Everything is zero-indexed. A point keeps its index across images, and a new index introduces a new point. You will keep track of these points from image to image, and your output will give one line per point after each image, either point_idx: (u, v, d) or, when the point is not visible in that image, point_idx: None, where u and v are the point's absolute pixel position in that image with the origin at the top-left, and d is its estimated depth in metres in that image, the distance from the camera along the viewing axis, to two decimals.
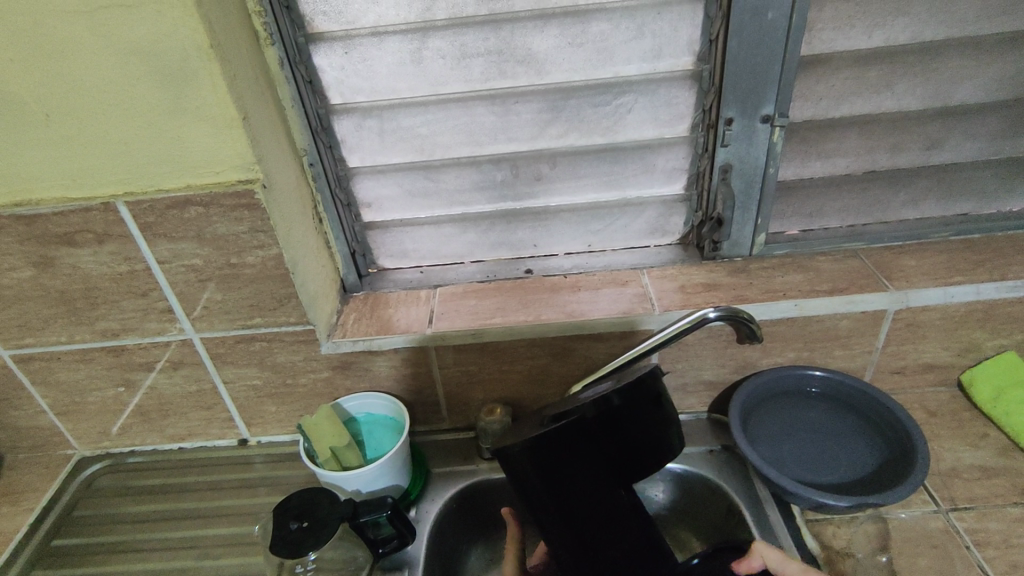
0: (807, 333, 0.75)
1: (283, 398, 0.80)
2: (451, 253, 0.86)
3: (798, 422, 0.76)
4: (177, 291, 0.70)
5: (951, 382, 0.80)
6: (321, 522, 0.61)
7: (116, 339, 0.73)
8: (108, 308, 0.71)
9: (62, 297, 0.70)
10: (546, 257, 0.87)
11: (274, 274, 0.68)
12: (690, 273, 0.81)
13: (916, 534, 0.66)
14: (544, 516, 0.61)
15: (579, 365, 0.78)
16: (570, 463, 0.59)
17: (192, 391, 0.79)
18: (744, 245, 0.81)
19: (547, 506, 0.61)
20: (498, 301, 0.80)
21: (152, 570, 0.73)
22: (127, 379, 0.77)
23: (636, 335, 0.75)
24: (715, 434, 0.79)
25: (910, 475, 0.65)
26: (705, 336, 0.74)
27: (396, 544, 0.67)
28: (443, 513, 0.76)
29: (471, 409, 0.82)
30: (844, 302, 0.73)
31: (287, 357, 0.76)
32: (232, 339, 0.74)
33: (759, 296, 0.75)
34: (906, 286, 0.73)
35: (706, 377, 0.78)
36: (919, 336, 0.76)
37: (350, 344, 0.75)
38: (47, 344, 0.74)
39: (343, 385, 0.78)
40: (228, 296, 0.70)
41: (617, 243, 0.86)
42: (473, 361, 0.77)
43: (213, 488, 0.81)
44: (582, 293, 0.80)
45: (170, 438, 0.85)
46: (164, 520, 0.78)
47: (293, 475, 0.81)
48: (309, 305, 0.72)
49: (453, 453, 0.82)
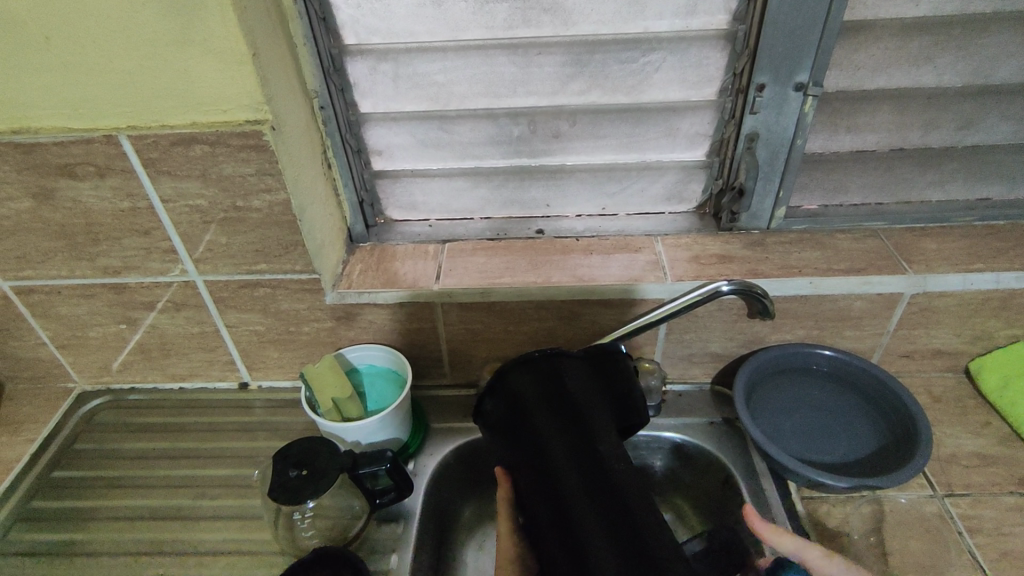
0: (819, 312, 0.74)
1: (285, 345, 0.79)
2: (462, 208, 0.84)
3: (802, 400, 0.75)
4: (180, 231, 0.68)
5: (958, 369, 0.80)
6: (321, 473, 0.61)
7: (118, 276, 0.72)
8: (110, 245, 0.69)
9: (62, 230, 0.68)
10: (558, 218, 0.85)
11: (280, 220, 0.66)
12: (706, 243, 0.79)
13: (910, 517, 0.67)
14: (548, 460, 0.52)
15: (585, 330, 0.77)
16: (568, 396, 0.55)
17: (194, 332, 0.78)
18: (762, 217, 0.79)
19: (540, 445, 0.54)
20: (507, 260, 0.78)
21: (150, 506, 0.73)
22: (129, 317, 0.77)
23: (646, 304, 0.74)
24: (716, 406, 0.79)
25: (910, 460, 0.65)
26: (716, 309, 0.73)
27: (393, 496, 0.67)
28: (441, 467, 0.76)
29: (473, 367, 0.82)
30: (861, 282, 0.71)
31: (291, 304, 0.75)
32: (236, 284, 0.73)
33: (774, 271, 0.73)
34: (925, 270, 0.72)
35: (713, 349, 0.77)
36: (932, 321, 0.75)
37: (355, 295, 0.74)
38: (48, 277, 0.73)
39: (346, 336, 0.78)
40: (233, 240, 0.68)
41: (632, 208, 0.83)
42: (478, 319, 0.76)
43: (214, 429, 0.81)
44: (593, 257, 0.78)
45: (171, 377, 0.85)
46: (164, 458, 0.79)
47: (293, 421, 0.81)
48: (315, 253, 0.71)
49: (453, 409, 0.82)
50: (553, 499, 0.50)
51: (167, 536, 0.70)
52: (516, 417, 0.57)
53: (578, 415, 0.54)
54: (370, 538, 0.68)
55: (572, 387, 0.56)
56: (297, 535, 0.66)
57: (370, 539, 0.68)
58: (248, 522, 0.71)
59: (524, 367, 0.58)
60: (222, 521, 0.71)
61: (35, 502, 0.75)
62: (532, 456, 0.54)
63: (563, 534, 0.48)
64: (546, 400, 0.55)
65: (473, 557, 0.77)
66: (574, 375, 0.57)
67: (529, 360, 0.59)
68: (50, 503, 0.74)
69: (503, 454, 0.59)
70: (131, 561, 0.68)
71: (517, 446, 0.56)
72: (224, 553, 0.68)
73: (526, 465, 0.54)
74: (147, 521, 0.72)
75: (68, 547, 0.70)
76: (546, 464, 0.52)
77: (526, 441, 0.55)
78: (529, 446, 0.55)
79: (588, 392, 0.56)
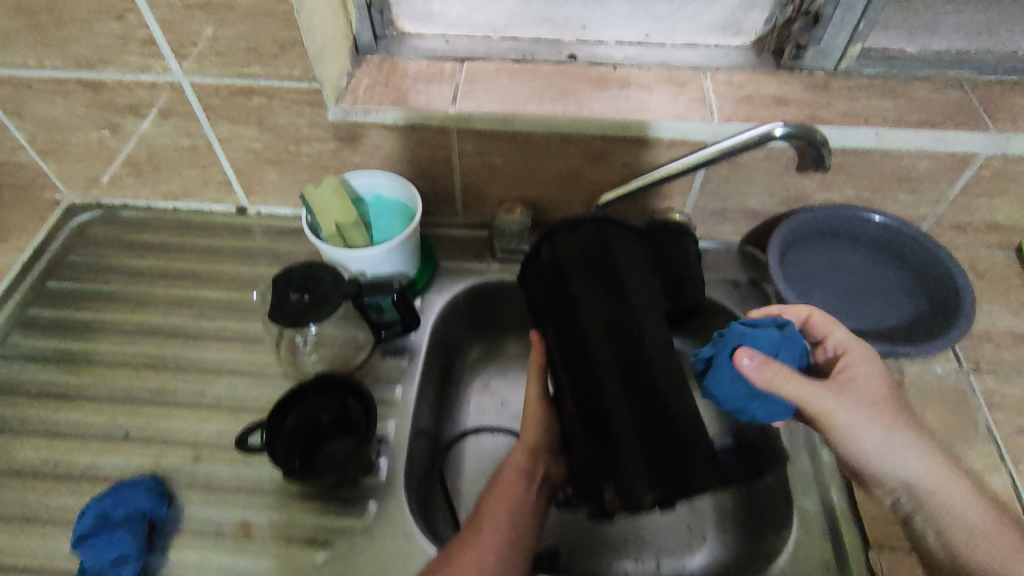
0: (877, 170, 0.66)
1: (285, 167, 0.73)
2: (485, 23, 0.74)
3: (838, 265, 0.71)
4: (159, 17, 0.58)
5: (1010, 245, 0.74)
6: (324, 298, 0.57)
7: (93, 71, 0.64)
8: (80, 30, 0.60)
9: (21, 7, 0.58)
10: (595, 43, 0.74)
11: (275, 10, 0.57)
12: (761, 82, 0.69)
13: (931, 387, 0.65)
14: (584, 332, 0.50)
15: (614, 173, 0.70)
16: (612, 267, 0.52)
17: (185, 145, 0.71)
18: (831, 55, 0.68)
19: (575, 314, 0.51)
20: (533, 86, 0.69)
21: (150, 323, 0.71)
22: (112, 123, 0.69)
23: (685, 147, 0.66)
24: (744, 265, 0.75)
25: (946, 332, 0.62)
26: (764, 158, 0.65)
27: (399, 331, 0.66)
28: (449, 306, 0.73)
29: (487, 206, 0.76)
30: (933, 137, 0.63)
31: (290, 119, 0.67)
32: (227, 90, 0.64)
33: (836, 118, 0.64)
34: (1011, 129, 0.63)
35: (750, 204, 0.71)
36: (999, 190, 0.67)
37: (361, 113, 0.66)
38: (14, 67, 0.64)
39: (350, 161, 0.71)
40: (220, 33, 0.59)
41: (680, 37, 0.73)
42: (497, 152, 0.69)
43: (212, 252, 0.78)
44: (631, 90, 0.68)
45: (165, 195, 0.79)
46: (161, 277, 0.76)
47: (295, 250, 0.77)
48: (315, 58, 0.61)
49: (464, 249, 0.77)
50: (585, 371, 0.50)
51: (168, 352, 0.69)
52: (552, 284, 0.53)
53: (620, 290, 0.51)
54: (375, 367, 0.66)
55: (620, 258, 0.52)
56: (300, 357, 0.65)
57: (375, 369, 0.66)
58: (250, 345, 0.69)
59: (571, 235, 0.54)
60: (224, 342, 0.69)
61: (32, 310, 0.72)
62: (566, 327, 0.52)
63: (592, 405, 0.49)
64: (590, 269, 0.52)
65: (477, 397, 0.78)
66: (623, 250, 0.53)
67: (578, 225, 0.54)
68: (47, 312, 0.72)
69: (536, 317, 0.57)
70: (133, 373, 0.67)
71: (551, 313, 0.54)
72: (226, 372, 0.67)
73: (560, 333, 0.53)
74: (148, 337, 0.70)
75: (68, 355, 0.69)
76: (581, 338, 0.51)
77: (561, 311, 0.52)
78: (564, 315, 0.52)
79: (636, 264, 0.52)
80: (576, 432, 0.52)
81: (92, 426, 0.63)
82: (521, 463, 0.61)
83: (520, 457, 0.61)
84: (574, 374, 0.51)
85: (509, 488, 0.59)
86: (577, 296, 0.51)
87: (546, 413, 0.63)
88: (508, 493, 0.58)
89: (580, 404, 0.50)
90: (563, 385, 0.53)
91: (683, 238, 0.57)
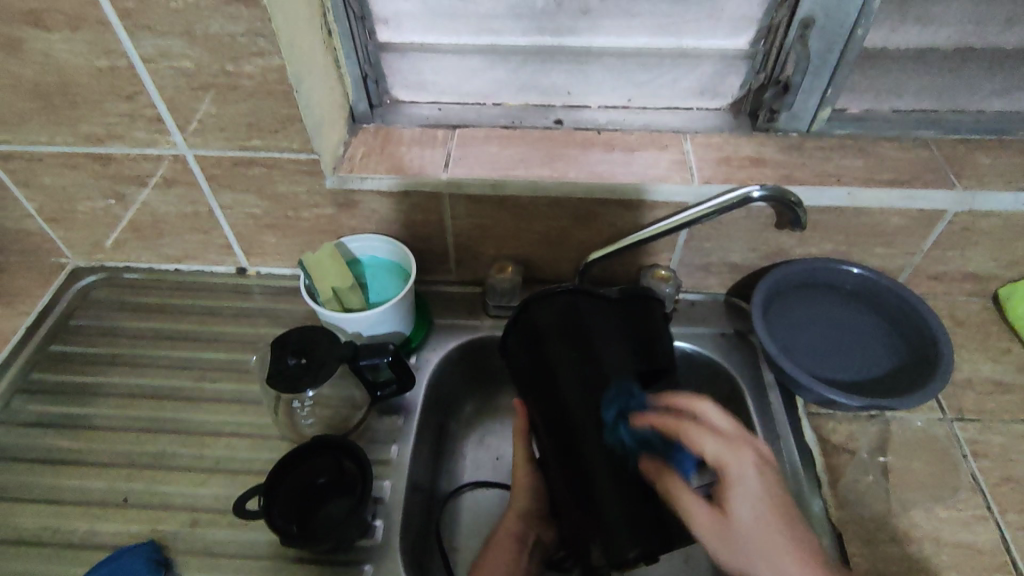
0: (852, 226, 0.69)
1: (284, 231, 0.75)
2: (475, 91, 0.77)
3: (820, 316, 0.73)
4: (166, 97, 0.62)
5: (985, 294, 0.77)
6: (321, 362, 0.59)
7: (102, 146, 0.67)
8: (90, 109, 0.63)
9: (36, 89, 0.62)
10: (579, 108, 0.78)
11: (276, 90, 0.60)
12: (738, 144, 0.73)
13: (915, 438, 0.66)
14: (563, 395, 0.53)
15: (600, 232, 0.73)
16: (585, 334, 0.55)
17: (188, 212, 0.74)
18: (804, 118, 0.72)
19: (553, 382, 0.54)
20: (521, 151, 0.72)
21: (150, 385, 0.73)
22: (118, 192, 0.72)
23: (668, 207, 0.69)
24: (729, 317, 0.77)
25: (925, 384, 0.64)
26: (743, 216, 0.68)
27: (395, 390, 0.66)
28: (444, 362, 0.75)
29: (479, 264, 0.78)
30: (903, 196, 0.66)
31: (289, 187, 0.70)
32: (229, 161, 0.67)
33: (810, 179, 0.67)
34: (975, 187, 0.66)
35: (733, 259, 0.74)
36: (970, 243, 0.70)
37: (358, 181, 0.69)
38: (27, 143, 0.67)
39: (347, 225, 0.74)
40: (224, 111, 0.62)
41: (661, 101, 0.76)
42: (488, 215, 0.72)
43: (212, 313, 0.79)
44: (615, 153, 0.72)
45: (166, 258, 0.81)
46: (161, 339, 0.77)
47: (293, 310, 0.79)
48: (314, 131, 0.65)
49: (458, 306, 0.79)
50: (565, 434, 0.52)
51: (167, 415, 0.70)
52: (532, 350, 0.57)
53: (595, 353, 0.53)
54: (370, 428, 0.68)
55: (591, 325, 0.55)
56: (298, 422, 0.65)
57: (370, 429, 0.68)
58: (248, 406, 0.70)
59: (547, 302, 0.58)
60: (222, 403, 0.71)
61: (34, 375, 0.74)
62: (548, 391, 0.54)
63: (574, 469, 0.50)
64: (564, 340, 0.55)
65: (473, 450, 0.79)
66: (599, 314, 0.56)
67: (552, 295, 0.58)
68: (49, 377, 0.74)
69: (519, 383, 0.60)
70: (132, 437, 0.68)
71: (530, 377, 0.57)
72: (224, 434, 0.68)
73: (541, 401, 0.55)
74: (148, 399, 0.71)
75: (69, 419, 0.70)
76: (560, 405, 0.53)
77: (541, 376, 0.55)
78: (544, 379, 0.55)
79: (607, 330, 0.55)
80: (562, 498, 0.53)
81: (92, 492, 0.64)
82: (513, 529, 0.64)
83: (511, 524, 0.64)
84: (557, 438, 0.53)
85: (497, 553, 0.62)
86: (556, 360, 0.54)
87: (531, 480, 0.64)
88: (496, 557, 0.61)
89: (563, 468, 0.52)
90: (547, 450, 0.55)
91: (652, 303, 0.58)
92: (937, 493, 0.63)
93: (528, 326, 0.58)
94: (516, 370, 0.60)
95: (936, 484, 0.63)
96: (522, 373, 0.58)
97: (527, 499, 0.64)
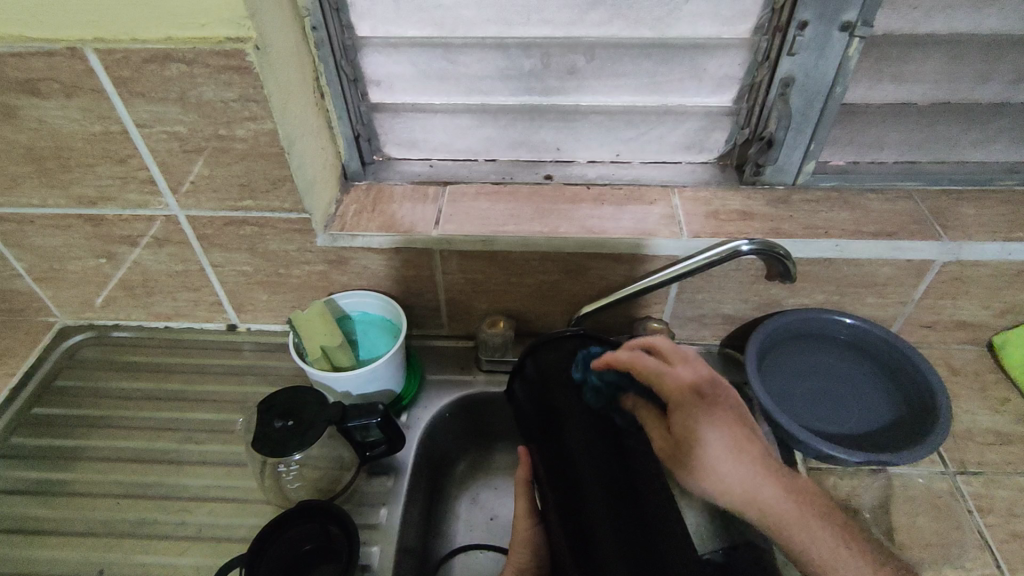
0: (842, 277, 0.69)
1: (276, 288, 0.75)
2: (465, 148, 0.78)
3: (815, 367, 0.72)
4: (158, 160, 0.62)
5: (979, 342, 0.76)
6: (308, 424, 0.58)
7: (94, 208, 0.67)
8: (83, 172, 0.64)
9: (31, 154, 0.62)
10: (569, 163, 0.79)
11: (267, 152, 0.61)
12: (726, 198, 0.74)
13: (918, 493, 0.65)
14: (564, 434, 0.53)
15: (592, 285, 0.73)
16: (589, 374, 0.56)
17: (179, 270, 0.74)
18: (789, 172, 0.74)
19: (554, 421, 0.55)
20: (512, 207, 0.73)
21: (134, 448, 0.71)
22: (108, 252, 0.72)
23: (658, 261, 0.69)
24: (724, 369, 0.76)
25: (926, 437, 0.63)
26: (732, 269, 0.69)
27: (384, 450, 0.65)
28: (435, 420, 0.74)
29: (471, 318, 0.78)
30: (890, 247, 0.67)
31: (280, 245, 0.70)
32: (221, 220, 0.68)
33: (798, 231, 0.68)
34: (961, 237, 0.67)
35: (725, 311, 0.73)
36: (961, 292, 0.70)
37: (348, 239, 0.69)
38: (19, 205, 0.68)
39: (338, 281, 0.74)
40: (216, 172, 0.63)
41: (648, 156, 0.77)
42: (479, 270, 0.72)
43: (201, 371, 0.78)
44: (604, 208, 0.73)
45: (157, 316, 0.81)
46: (147, 400, 0.76)
47: (283, 367, 0.78)
48: (305, 191, 0.65)
49: (449, 361, 0.79)
50: (565, 475, 0.51)
51: (150, 480, 0.68)
52: (536, 394, 0.58)
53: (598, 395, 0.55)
54: (359, 490, 0.66)
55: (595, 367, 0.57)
56: (284, 485, 0.63)
57: (359, 492, 0.66)
58: (235, 469, 0.69)
59: (554, 347, 0.60)
60: (208, 466, 0.69)
61: (15, 440, 0.72)
62: (548, 436, 0.54)
63: (574, 511, 0.49)
64: (568, 381, 0.56)
65: (467, 510, 0.76)
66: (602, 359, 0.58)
67: (559, 340, 0.60)
68: (30, 440, 0.72)
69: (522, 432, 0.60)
70: (113, 504, 0.66)
71: (534, 422, 0.57)
72: (209, 499, 0.66)
73: (542, 444, 0.55)
74: (131, 463, 0.69)
75: (49, 486, 0.68)
76: (560, 448, 0.53)
77: (545, 419, 0.56)
78: (546, 425, 0.55)
79: None
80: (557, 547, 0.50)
81: (68, 563, 0.61)
82: None
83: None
84: (556, 480, 0.52)
85: None
86: (558, 403, 0.55)
87: (533, 534, 0.61)
88: None
89: (561, 511, 0.50)
90: (545, 496, 0.53)
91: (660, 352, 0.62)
92: (944, 551, 0.61)
93: (533, 368, 0.59)
94: (518, 419, 0.60)
95: (942, 542, 0.61)
96: (526, 419, 0.59)
97: (528, 556, 0.61)
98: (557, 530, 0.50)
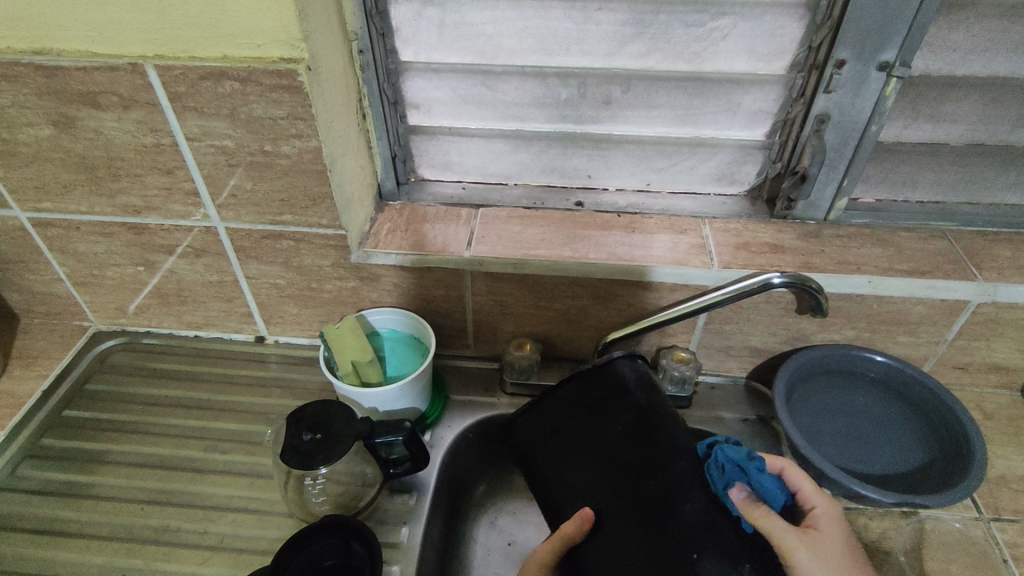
0: (873, 313, 0.69)
1: (306, 302, 0.76)
2: (498, 173, 0.80)
3: (843, 404, 0.71)
4: (204, 173, 0.64)
5: (1012, 386, 0.75)
6: (336, 438, 0.58)
7: (138, 216, 0.69)
8: (131, 182, 0.66)
9: (83, 163, 0.65)
10: (600, 191, 0.80)
11: (310, 169, 0.63)
12: (757, 230, 0.74)
13: (951, 538, 0.64)
14: (641, 452, 0.54)
15: (620, 312, 0.73)
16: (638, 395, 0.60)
17: (213, 281, 0.75)
18: (820, 208, 0.74)
19: (610, 443, 0.57)
20: (543, 232, 0.74)
21: (160, 455, 0.71)
22: (147, 260, 0.74)
23: (688, 290, 0.70)
24: (750, 403, 0.75)
25: (960, 482, 0.61)
26: (763, 301, 0.68)
27: (408, 467, 0.65)
28: (458, 442, 0.73)
29: (498, 340, 0.78)
30: (924, 286, 0.66)
31: (315, 260, 0.71)
32: (259, 234, 0.69)
33: (830, 266, 0.68)
34: (997, 279, 0.66)
35: (753, 343, 0.73)
36: (995, 334, 0.70)
37: (382, 256, 0.70)
38: (67, 212, 0.70)
39: (369, 297, 0.74)
40: (258, 187, 0.65)
41: (678, 186, 0.78)
42: (508, 292, 0.72)
43: (228, 382, 0.79)
44: (635, 236, 0.73)
45: (187, 325, 0.82)
46: (175, 407, 0.77)
47: (309, 381, 0.79)
48: (343, 208, 0.67)
49: (474, 382, 0.79)
50: (643, 491, 0.52)
51: (173, 487, 0.68)
52: (591, 421, 0.59)
53: (647, 422, 0.57)
54: (380, 508, 0.66)
55: (643, 390, 0.60)
56: (307, 499, 0.63)
57: (380, 510, 0.66)
58: (257, 480, 0.69)
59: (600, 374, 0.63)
60: (231, 476, 0.69)
61: (45, 441, 0.73)
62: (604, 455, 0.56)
63: (682, 523, 0.49)
64: (619, 404, 0.59)
65: (484, 534, 0.76)
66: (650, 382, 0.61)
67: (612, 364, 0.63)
68: (58, 442, 0.73)
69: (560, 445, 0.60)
70: (136, 510, 0.66)
71: (590, 447, 0.57)
72: (232, 509, 0.66)
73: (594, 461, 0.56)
74: (156, 470, 0.70)
75: (75, 488, 0.68)
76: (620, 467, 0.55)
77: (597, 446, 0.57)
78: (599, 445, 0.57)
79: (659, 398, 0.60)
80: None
81: (90, 567, 0.62)
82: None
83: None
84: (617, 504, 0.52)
85: None
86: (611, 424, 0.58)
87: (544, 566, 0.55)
88: None
89: (652, 529, 0.49)
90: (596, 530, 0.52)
91: None
92: None
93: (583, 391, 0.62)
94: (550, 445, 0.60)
95: None
96: (572, 442, 0.59)
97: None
98: (645, 553, 0.49)
